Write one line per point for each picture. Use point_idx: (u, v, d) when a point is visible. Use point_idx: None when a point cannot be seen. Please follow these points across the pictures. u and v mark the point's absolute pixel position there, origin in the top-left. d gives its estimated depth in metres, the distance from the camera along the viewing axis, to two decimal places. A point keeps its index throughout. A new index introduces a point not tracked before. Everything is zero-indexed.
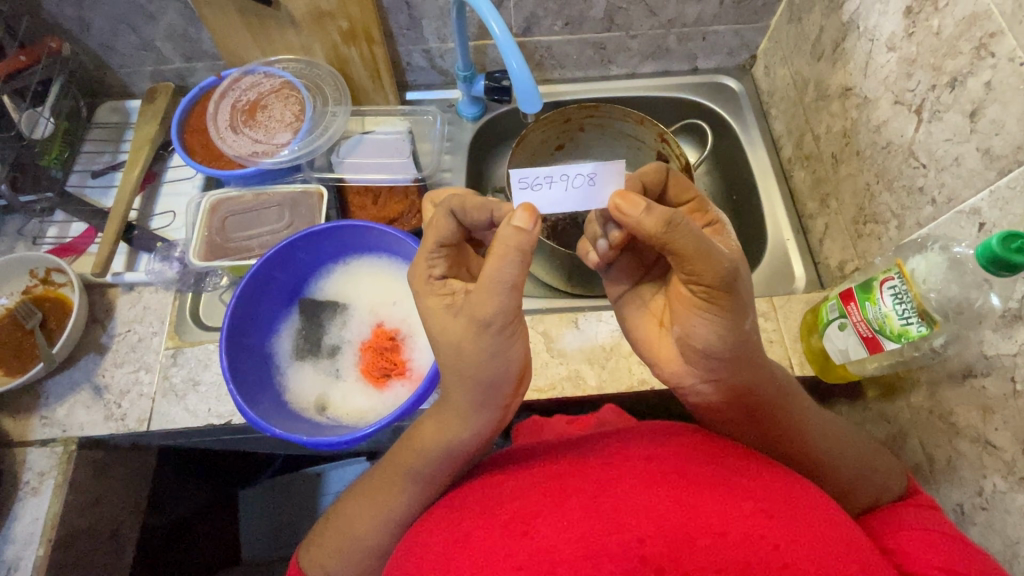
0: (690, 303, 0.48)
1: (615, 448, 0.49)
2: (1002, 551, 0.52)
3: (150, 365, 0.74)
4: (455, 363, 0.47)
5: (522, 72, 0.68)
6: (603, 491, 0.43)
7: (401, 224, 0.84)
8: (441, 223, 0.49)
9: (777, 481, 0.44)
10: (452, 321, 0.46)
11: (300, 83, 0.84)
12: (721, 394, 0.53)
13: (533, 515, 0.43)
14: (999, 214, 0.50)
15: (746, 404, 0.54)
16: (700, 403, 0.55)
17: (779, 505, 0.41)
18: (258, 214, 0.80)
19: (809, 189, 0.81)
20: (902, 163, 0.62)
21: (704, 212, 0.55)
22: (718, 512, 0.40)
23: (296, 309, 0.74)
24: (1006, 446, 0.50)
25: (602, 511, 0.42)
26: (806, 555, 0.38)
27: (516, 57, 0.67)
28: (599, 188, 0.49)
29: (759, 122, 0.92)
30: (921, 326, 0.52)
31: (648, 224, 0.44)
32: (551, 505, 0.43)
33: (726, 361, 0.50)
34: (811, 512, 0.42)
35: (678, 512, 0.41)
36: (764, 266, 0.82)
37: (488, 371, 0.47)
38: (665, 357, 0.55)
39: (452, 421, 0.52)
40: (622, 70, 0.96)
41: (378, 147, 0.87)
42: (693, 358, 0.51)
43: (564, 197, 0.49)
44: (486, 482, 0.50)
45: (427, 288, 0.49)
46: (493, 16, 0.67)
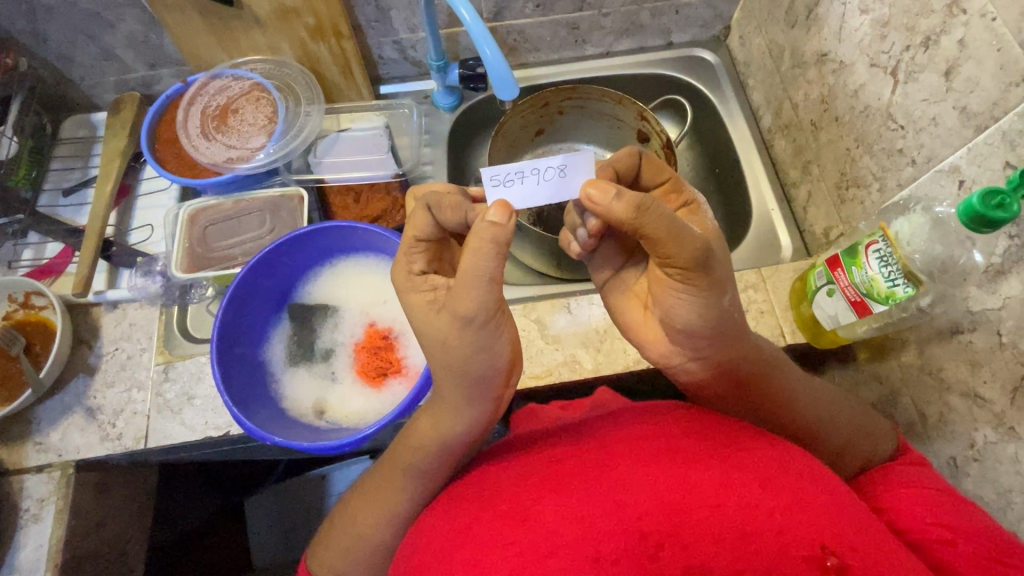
0: (667, 283, 0.48)
1: (607, 432, 0.50)
2: (995, 499, 0.53)
3: (142, 383, 0.73)
4: (441, 358, 0.47)
5: (496, 59, 0.67)
6: (601, 474, 0.44)
7: (385, 222, 0.81)
8: (418, 219, 0.50)
9: (771, 450, 0.44)
10: (436, 316, 0.46)
11: (270, 83, 0.81)
12: (708, 369, 0.54)
13: (534, 499, 0.43)
14: (978, 171, 0.50)
15: (733, 378, 0.55)
16: (689, 379, 0.56)
17: (772, 472, 0.42)
18: (238, 222, 0.78)
19: (791, 157, 0.82)
20: (881, 126, 0.62)
21: (679, 193, 0.55)
22: (713, 483, 0.40)
23: (286, 316, 0.73)
24: (995, 398, 0.52)
25: (599, 494, 0.42)
26: (805, 520, 0.38)
27: (490, 45, 0.66)
28: (571, 179, 0.49)
29: (737, 94, 0.92)
30: (907, 287, 0.53)
31: (619, 210, 0.43)
32: (550, 490, 0.44)
33: (707, 338, 0.51)
34: (807, 481, 0.41)
35: (675, 489, 0.41)
36: (750, 237, 0.82)
37: (475, 364, 0.47)
38: (654, 337, 0.55)
39: (446, 412, 0.52)
40: (597, 49, 0.95)
41: (355, 144, 0.83)
42: (676, 337, 0.52)
43: (535, 190, 0.48)
44: (488, 474, 0.50)
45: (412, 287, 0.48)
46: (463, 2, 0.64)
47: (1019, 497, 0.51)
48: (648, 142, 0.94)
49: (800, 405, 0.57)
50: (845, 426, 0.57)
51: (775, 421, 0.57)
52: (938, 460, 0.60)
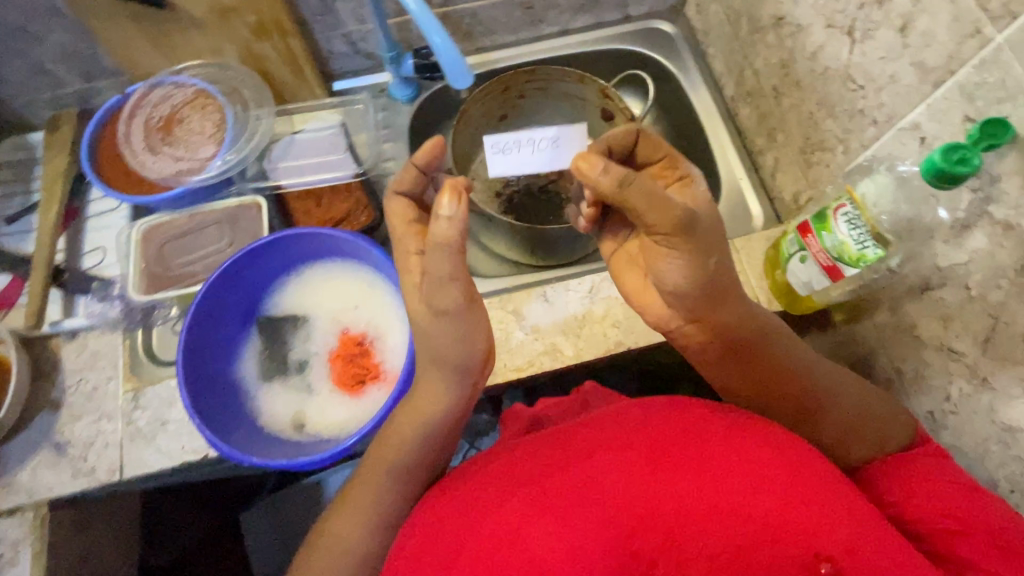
0: (656, 250, 0.47)
1: (595, 425, 0.48)
2: (973, 449, 0.54)
3: (111, 413, 0.70)
4: (423, 337, 0.51)
5: (446, 46, 0.65)
6: (590, 482, 0.43)
7: (349, 224, 0.77)
8: (407, 202, 0.53)
9: (762, 443, 0.43)
10: (414, 294, 0.50)
11: (214, 89, 0.77)
12: (704, 331, 0.54)
13: (522, 513, 0.43)
14: (938, 126, 0.50)
15: (727, 342, 0.54)
16: (686, 344, 0.56)
17: (763, 471, 0.41)
18: (196, 237, 0.75)
19: (756, 125, 0.81)
20: (841, 87, 0.61)
21: (673, 169, 0.54)
22: (701, 495, 0.40)
23: (254, 330, 0.71)
24: (967, 351, 0.52)
25: (589, 507, 0.42)
26: (791, 524, 0.39)
27: (438, 32, 0.63)
28: (561, 148, 0.63)
29: (698, 64, 0.91)
30: (877, 249, 0.53)
31: (604, 184, 0.43)
32: (539, 503, 0.43)
33: (699, 299, 0.50)
34: (799, 475, 0.41)
35: (663, 500, 0.41)
36: (721, 209, 0.82)
37: (454, 352, 0.51)
38: (651, 307, 0.55)
39: (431, 391, 0.54)
40: (554, 28, 0.93)
41: (310, 145, 0.79)
42: (671, 300, 0.52)
43: (530, 157, 0.63)
44: (474, 474, 0.50)
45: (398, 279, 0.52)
46: None
47: (995, 445, 0.51)
48: (613, 120, 0.93)
49: (809, 373, 0.55)
50: (851, 407, 0.54)
51: (774, 394, 0.56)
52: (917, 415, 0.60)
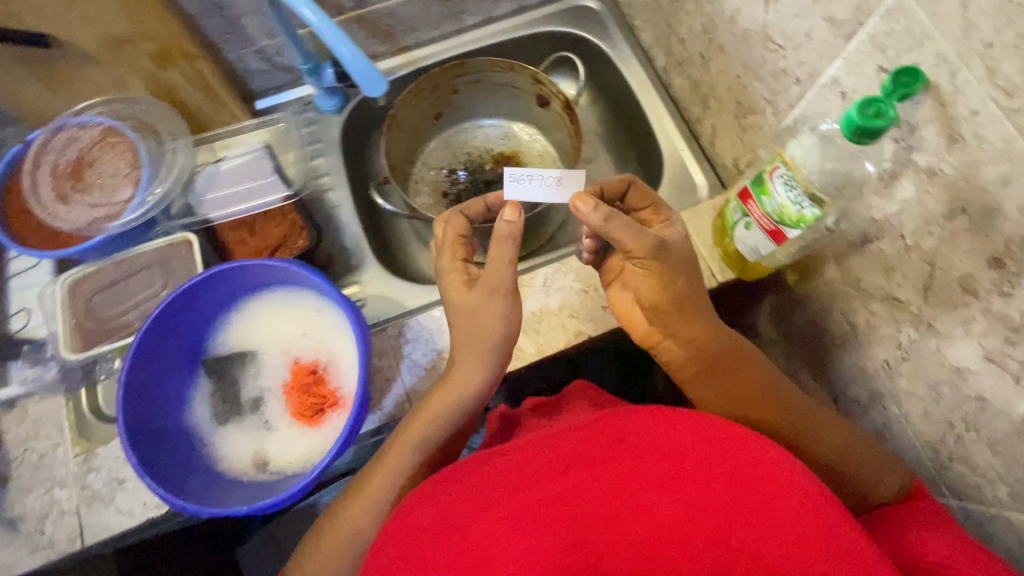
0: (633, 270, 0.58)
1: (577, 432, 0.45)
2: (928, 393, 0.54)
3: (63, 480, 0.66)
4: (466, 324, 0.57)
5: (355, 56, 0.62)
6: (566, 499, 0.40)
7: (288, 250, 0.75)
8: (456, 221, 0.61)
9: (750, 461, 0.39)
10: (467, 291, 0.57)
11: (123, 125, 0.73)
12: (682, 347, 0.60)
13: (494, 534, 0.40)
14: (856, 80, 0.49)
15: (703, 358, 0.59)
16: (668, 361, 0.62)
17: (747, 496, 0.38)
18: (127, 284, 0.71)
19: (689, 94, 0.80)
20: (762, 49, 0.61)
21: (660, 213, 0.62)
22: (677, 517, 0.38)
23: (202, 373, 0.68)
24: (911, 299, 0.52)
25: (563, 526, 0.39)
26: (770, 547, 0.36)
27: (344, 42, 0.60)
28: (566, 190, 0.58)
29: (626, 37, 0.89)
30: (813, 208, 0.53)
31: (594, 219, 0.51)
32: (511, 523, 0.40)
33: (671, 311, 0.59)
34: (786, 490, 0.38)
35: (641, 522, 0.38)
36: (666, 183, 0.81)
37: (493, 332, 0.57)
38: (636, 324, 0.63)
39: (460, 376, 0.58)
40: (476, 18, 0.90)
41: (235, 173, 0.76)
42: (653, 317, 0.61)
43: (536, 193, 0.58)
44: (447, 484, 0.46)
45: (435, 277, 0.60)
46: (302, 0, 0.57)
47: (946, 388, 0.52)
48: (549, 105, 0.91)
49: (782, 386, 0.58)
50: (843, 439, 0.56)
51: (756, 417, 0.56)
52: (874, 365, 0.61)
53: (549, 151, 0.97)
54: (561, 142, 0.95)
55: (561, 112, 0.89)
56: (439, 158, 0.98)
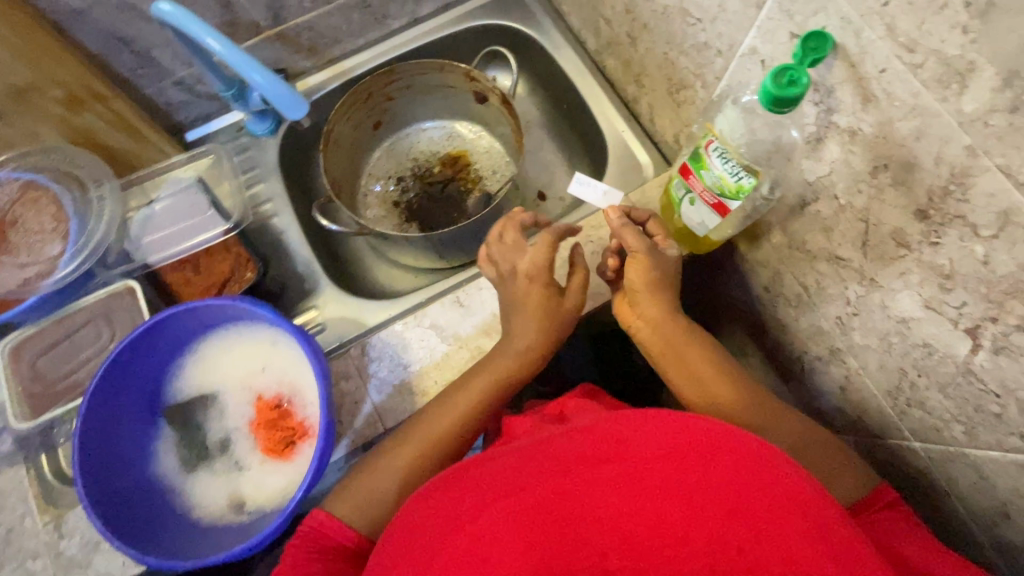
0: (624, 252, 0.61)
1: (580, 434, 0.44)
2: (880, 344, 0.55)
3: (35, 551, 0.64)
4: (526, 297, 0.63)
5: (271, 83, 0.59)
6: (569, 497, 0.39)
7: (237, 284, 0.73)
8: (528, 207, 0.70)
9: (764, 479, 0.38)
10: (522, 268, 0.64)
11: (42, 178, 0.69)
12: (653, 327, 0.61)
13: (495, 534, 0.38)
14: (771, 48, 0.49)
15: (670, 341, 0.60)
16: (643, 344, 0.62)
17: (760, 514, 0.36)
18: (72, 342, 0.68)
19: (623, 74, 0.79)
20: (682, 23, 0.60)
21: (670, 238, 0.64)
22: (688, 522, 0.36)
23: (164, 423, 0.66)
24: (852, 257, 0.53)
25: (565, 526, 0.38)
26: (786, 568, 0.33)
27: (257, 70, 0.58)
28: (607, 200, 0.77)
29: (556, 22, 0.87)
30: (749, 178, 0.53)
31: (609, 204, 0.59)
32: (515, 522, 0.38)
33: (648, 293, 0.61)
34: (782, 491, 0.37)
35: (647, 524, 0.37)
36: (612, 165, 0.80)
37: (555, 299, 0.63)
38: (620, 310, 0.64)
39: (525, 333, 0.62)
40: (402, 21, 0.88)
41: (171, 213, 0.73)
42: (637, 300, 0.61)
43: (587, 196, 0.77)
44: (447, 487, 0.44)
45: (506, 278, 0.64)
46: (207, 32, 0.56)
47: (895, 338, 0.53)
48: (487, 101, 0.90)
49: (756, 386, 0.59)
50: (801, 423, 0.56)
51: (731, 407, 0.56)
52: (829, 322, 0.62)
53: (496, 146, 0.96)
54: (506, 136, 0.94)
55: (500, 106, 0.88)
56: (386, 166, 0.97)
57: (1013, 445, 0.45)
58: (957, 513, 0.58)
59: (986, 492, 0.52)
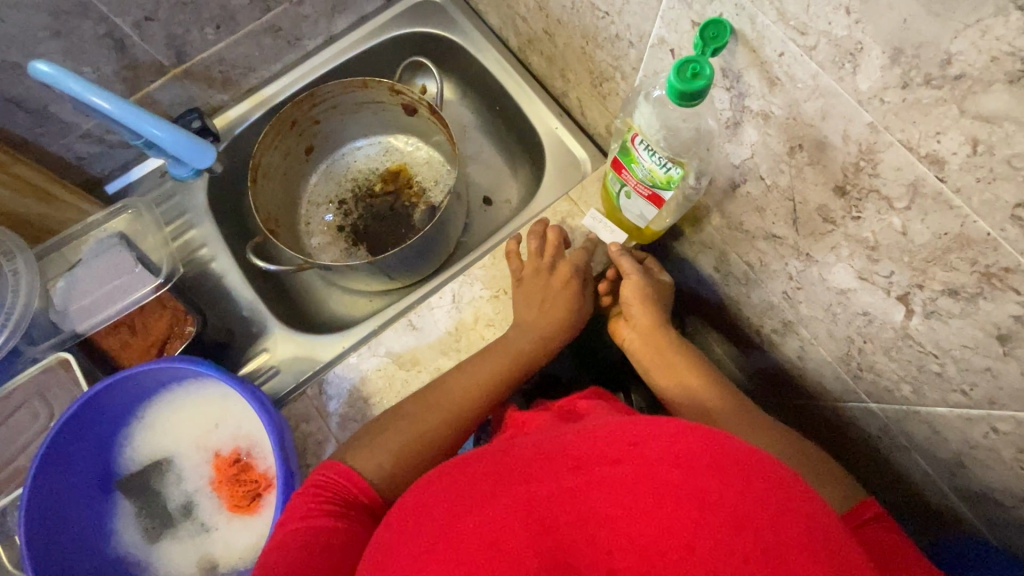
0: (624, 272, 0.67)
1: (602, 431, 0.41)
2: (826, 316, 0.56)
3: None
4: (541, 295, 0.66)
5: (170, 135, 0.64)
6: (579, 495, 0.36)
7: (176, 341, 0.70)
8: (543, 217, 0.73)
9: (778, 492, 0.35)
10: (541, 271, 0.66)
11: None
12: (643, 339, 0.65)
13: (499, 527, 0.36)
14: (677, 37, 0.48)
15: (662, 351, 0.64)
16: (634, 354, 0.66)
17: (771, 528, 0.33)
18: (4, 425, 0.64)
19: (548, 70, 0.78)
20: (592, 17, 0.59)
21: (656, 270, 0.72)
22: (696, 528, 0.33)
23: (120, 495, 0.63)
24: (787, 234, 0.53)
25: (570, 524, 0.35)
26: None
27: (154, 123, 0.63)
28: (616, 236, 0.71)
29: (475, 23, 0.85)
30: (675, 168, 0.52)
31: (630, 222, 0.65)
32: (520, 516, 0.36)
33: (643, 306, 0.66)
34: (802, 514, 0.34)
35: (652, 526, 0.34)
36: (550, 164, 0.79)
37: (572, 300, 0.67)
38: (616, 328, 0.69)
39: (540, 323, 0.65)
40: (317, 40, 0.85)
41: (94, 275, 0.69)
42: (633, 311, 0.66)
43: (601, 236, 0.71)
44: (455, 474, 0.41)
45: (542, 271, 0.66)
46: (94, 90, 0.57)
47: (839, 308, 0.53)
48: (418, 112, 0.88)
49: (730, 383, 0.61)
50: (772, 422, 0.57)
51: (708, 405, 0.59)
52: (777, 297, 0.62)
53: (434, 155, 0.94)
54: (441, 145, 0.92)
55: (431, 116, 0.86)
56: (325, 191, 0.94)
57: (960, 400, 0.46)
58: (921, 466, 0.59)
59: (942, 445, 0.53)
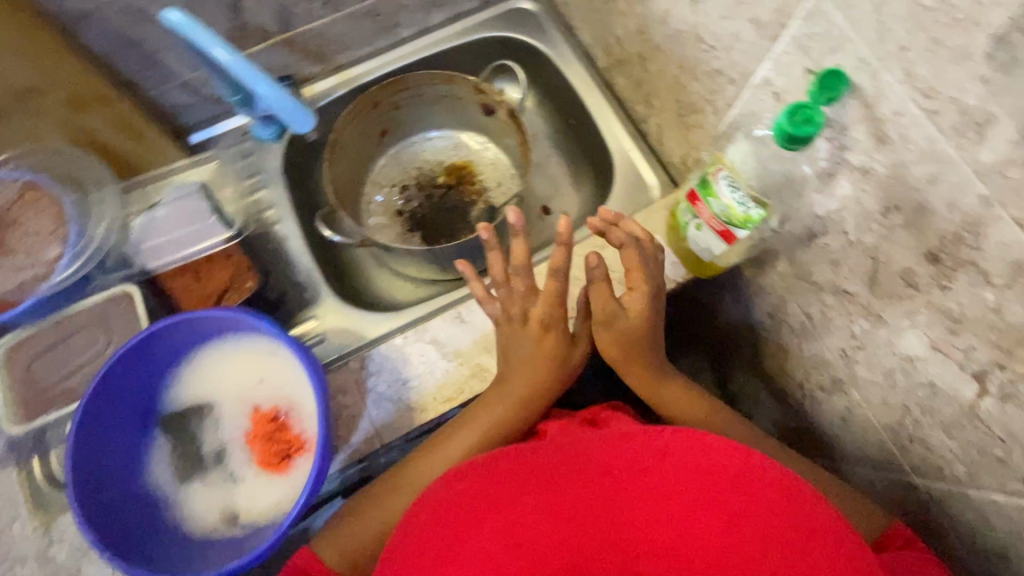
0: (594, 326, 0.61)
1: (624, 442, 0.46)
2: (884, 382, 0.55)
3: (22, 555, 0.62)
4: (525, 349, 0.61)
5: (274, 93, 0.65)
6: (605, 498, 0.42)
7: (236, 294, 0.71)
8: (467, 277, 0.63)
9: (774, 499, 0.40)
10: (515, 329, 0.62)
11: (44, 180, 0.69)
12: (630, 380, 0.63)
13: (535, 522, 0.41)
14: (785, 80, 0.49)
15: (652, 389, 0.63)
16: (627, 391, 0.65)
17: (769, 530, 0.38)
18: (66, 345, 0.67)
19: (632, 92, 0.79)
20: (695, 49, 0.60)
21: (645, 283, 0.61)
22: (703, 528, 0.39)
23: (158, 431, 0.65)
24: (858, 292, 0.53)
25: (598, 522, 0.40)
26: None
27: (261, 81, 0.63)
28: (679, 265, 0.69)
29: (565, 36, 0.87)
30: (758, 209, 0.53)
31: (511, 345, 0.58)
32: (554, 514, 0.41)
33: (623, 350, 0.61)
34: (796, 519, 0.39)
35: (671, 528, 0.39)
36: (618, 184, 0.80)
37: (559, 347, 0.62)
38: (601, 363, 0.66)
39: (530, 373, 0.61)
40: (411, 30, 0.88)
41: (172, 217, 0.72)
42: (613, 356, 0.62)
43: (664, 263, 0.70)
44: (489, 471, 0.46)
45: (515, 321, 0.62)
46: (213, 40, 0.59)
47: (900, 375, 0.52)
48: (495, 113, 0.90)
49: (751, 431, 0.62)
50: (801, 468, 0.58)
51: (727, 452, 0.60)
52: (832, 355, 0.62)
53: (501, 157, 0.95)
54: (511, 148, 0.93)
55: (507, 120, 0.88)
56: (390, 174, 0.96)
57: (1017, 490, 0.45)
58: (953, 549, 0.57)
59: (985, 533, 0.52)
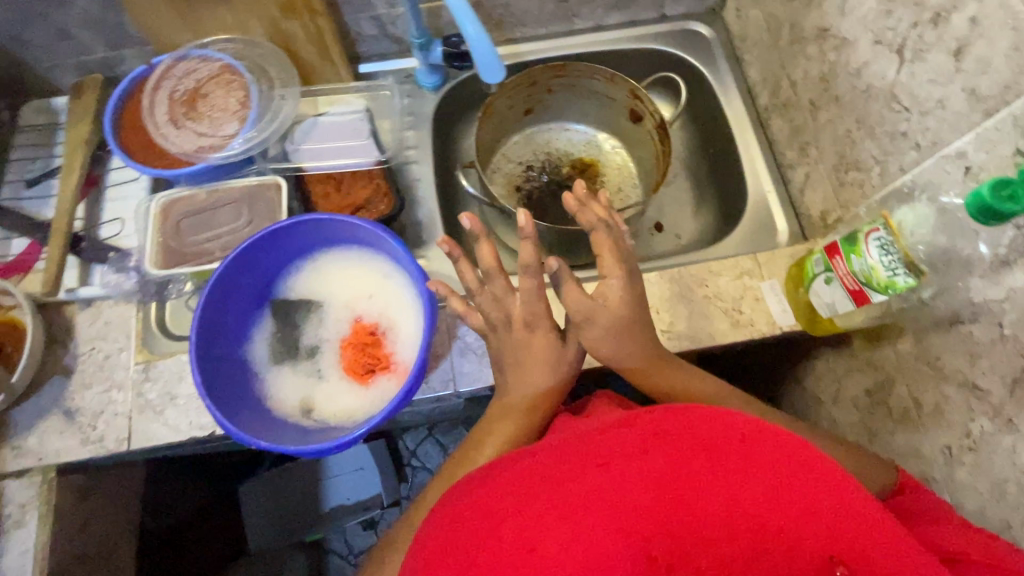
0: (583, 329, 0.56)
1: (616, 431, 0.42)
2: (989, 490, 0.52)
3: (121, 383, 0.68)
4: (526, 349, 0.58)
5: (479, 37, 0.68)
6: (600, 490, 0.37)
7: (367, 212, 0.77)
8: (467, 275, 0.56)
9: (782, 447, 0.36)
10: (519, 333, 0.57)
11: (240, 66, 0.76)
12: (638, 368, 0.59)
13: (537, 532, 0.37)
14: (985, 157, 0.48)
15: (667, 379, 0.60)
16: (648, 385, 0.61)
17: (783, 478, 0.34)
18: (214, 213, 0.74)
19: (788, 137, 0.79)
20: (884, 107, 0.60)
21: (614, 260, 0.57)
22: (718, 500, 0.34)
23: (267, 312, 0.71)
24: (993, 390, 0.51)
25: (599, 521, 0.36)
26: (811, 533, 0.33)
27: (472, 22, 0.67)
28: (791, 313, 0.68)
29: (732, 68, 0.88)
30: (908, 277, 0.52)
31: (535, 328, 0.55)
32: (557, 518, 0.37)
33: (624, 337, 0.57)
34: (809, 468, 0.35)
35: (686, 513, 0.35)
36: (746, 221, 0.80)
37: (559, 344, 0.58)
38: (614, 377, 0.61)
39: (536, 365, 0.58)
40: (587, 23, 0.91)
41: (335, 129, 0.79)
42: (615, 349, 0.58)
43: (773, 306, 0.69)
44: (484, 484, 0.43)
45: (500, 328, 0.59)
46: None
47: (1013, 488, 0.50)
48: (641, 122, 0.92)
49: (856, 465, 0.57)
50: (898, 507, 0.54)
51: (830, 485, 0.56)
52: (932, 449, 0.59)
53: (629, 166, 0.97)
54: (643, 160, 0.95)
55: (652, 131, 0.89)
56: (520, 152, 0.99)
57: None
58: None
59: None
